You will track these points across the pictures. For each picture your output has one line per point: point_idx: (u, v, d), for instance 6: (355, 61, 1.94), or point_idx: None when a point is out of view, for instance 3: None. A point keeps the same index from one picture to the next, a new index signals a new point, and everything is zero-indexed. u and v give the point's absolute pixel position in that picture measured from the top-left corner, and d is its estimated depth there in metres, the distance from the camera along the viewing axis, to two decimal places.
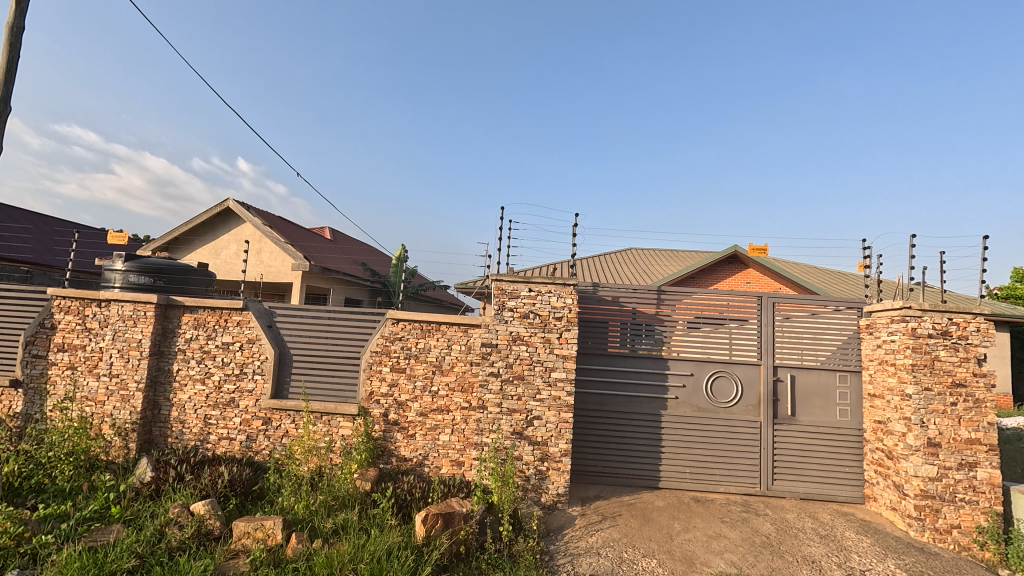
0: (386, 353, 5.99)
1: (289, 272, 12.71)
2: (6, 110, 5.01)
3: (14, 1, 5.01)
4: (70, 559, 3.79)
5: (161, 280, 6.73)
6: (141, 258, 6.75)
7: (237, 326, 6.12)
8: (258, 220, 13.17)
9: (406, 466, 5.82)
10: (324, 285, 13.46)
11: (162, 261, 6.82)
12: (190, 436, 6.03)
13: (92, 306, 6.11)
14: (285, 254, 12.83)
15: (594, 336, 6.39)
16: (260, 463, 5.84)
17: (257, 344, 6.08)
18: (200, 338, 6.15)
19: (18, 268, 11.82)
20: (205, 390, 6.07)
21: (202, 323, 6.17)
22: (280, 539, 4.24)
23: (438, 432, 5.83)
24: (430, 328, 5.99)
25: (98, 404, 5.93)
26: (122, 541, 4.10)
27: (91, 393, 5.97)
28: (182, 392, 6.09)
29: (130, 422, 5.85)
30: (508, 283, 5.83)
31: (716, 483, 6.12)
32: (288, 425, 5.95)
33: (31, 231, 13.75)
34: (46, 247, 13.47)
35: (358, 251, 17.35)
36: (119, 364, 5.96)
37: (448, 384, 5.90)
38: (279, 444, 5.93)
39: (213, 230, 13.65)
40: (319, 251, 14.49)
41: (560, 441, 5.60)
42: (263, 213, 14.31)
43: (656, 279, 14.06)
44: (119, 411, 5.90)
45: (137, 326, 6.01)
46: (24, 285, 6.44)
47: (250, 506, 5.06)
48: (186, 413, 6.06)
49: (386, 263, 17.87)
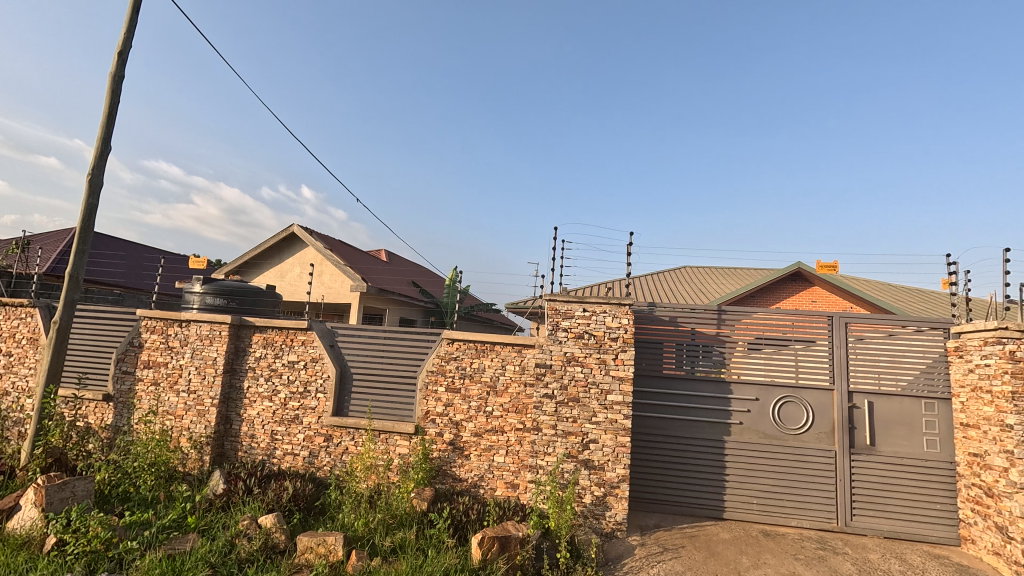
0: (441, 372, 6.07)
1: (347, 293, 13.24)
2: (106, 151, 5.57)
3: (117, 53, 5.62)
4: (151, 566, 4.02)
5: (234, 301, 7.21)
6: (216, 281, 7.26)
7: (302, 345, 6.40)
8: (320, 243, 13.85)
9: (462, 487, 5.82)
10: (380, 305, 13.89)
11: (234, 283, 7.31)
12: (258, 450, 6.31)
13: (174, 326, 6.59)
14: (344, 276, 13.39)
15: (650, 357, 6.22)
16: (322, 480, 6.03)
17: (320, 363, 6.33)
18: (269, 357, 6.47)
19: (111, 290, 13.00)
20: (272, 407, 6.35)
21: (270, 342, 6.50)
22: (340, 555, 4.32)
23: (493, 452, 5.81)
24: (485, 348, 6.02)
25: (177, 418, 6.35)
26: (197, 550, 4.31)
27: (172, 408, 6.40)
28: (251, 408, 6.41)
29: (205, 436, 6.21)
30: (561, 303, 5.79)
31: (787, 516, 5.73)
32: (348, 442, 6.12)
33: (123, 257, 15.14)
34: (135, 271, 14.77)
35: (411, 271, 17.87)
36: (197, 381, 6.37)
37: (502, 405, 5.88)
38: (340, 461, 6.10)
39: (279, 254, 14.47)
40: (376, 272, 15.03)
41: (618, 466, 5.44)
42: (324, 237, 15.03)
43: (712, 298, 13.55)
44: (196, 425, 6.28)
45: (212, 345, 6.43)
46: (117, 307, 7.05)
47: (312, 521, 5.21)
48: (255, 429, 6.36)
49: (438, 283, 18.28)
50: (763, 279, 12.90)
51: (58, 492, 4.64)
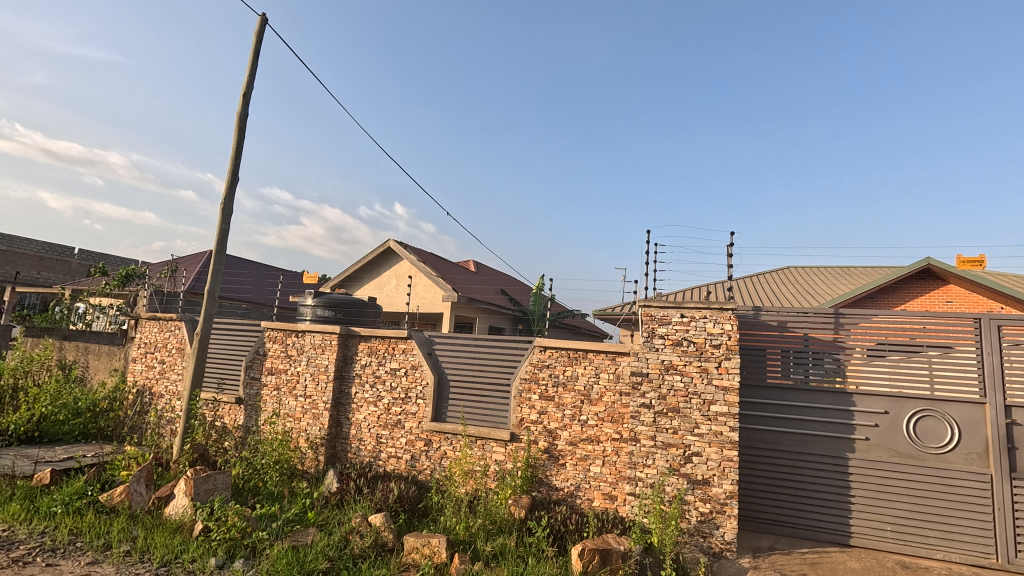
0: (534, 380, 6.10)
1: (439, 303, 13.80)
2: (235, 181, 6.29)
3: (242, 94, 6.35)
4: (280, 556, 4.42)
5: (341, 313, 7.80)
6: (325, 294, 7.90)
7: (402, 353, 6.75)
8: (413, 256, 14.59)
9: (558, 496, 5.78)
10: (471, 314, 14.30)
11: (340, 296, 7.91)
12: (366, 452, 6.73)
13: (291, 336, 7.25)
14: (436, 286, 13.97)
15: (756, 365, 5.79)
16: (423, 482, 6.28)
17: (419, 370, 6.63)
18: (373, 364, 6.89)
19: (238, 305, 14.62)
20: (377, 411, 6.75)
21: (374, 350, 6.92)
22: (444, 558, 4.46)
23: (589, 462, 5.71)
24: (577, 355, 5.95)
25: (296, 420, 6.96)
26: (317, 543, 4.67)
27: (291, 411, 7.03)
28: (358, 412, 6.85)
29: (320, 437, 6.74)
30: (657, 309, 5.58)
31: (931, 547, 5.04)
32: (446, 447, 6.33)
33: (247, 275, 17.00)
34: (257, 287, 16.50)
35: (499, 280, 18.23)
36: (312, 387, 6.95)
37: (597, 414, 5.77)
38: (439, 465, 6.32)
39: (377, 267, 15.43)
40: (466, 282, 15.51)
41: (724, 482, 5.11)
42: (417, 249, 15.81)
43: (823, 300, 12.38)
44: (312, 427, 6.83)
45: (324, 353, 6.98)
46: (245, 319, 7.90)
47: (417, 522, 5.44)
48: (362, 432, 6.79)
49: (524, 291, 18.47)
50: (884, 277, 11.56)
51: (203, 484, 5.28)
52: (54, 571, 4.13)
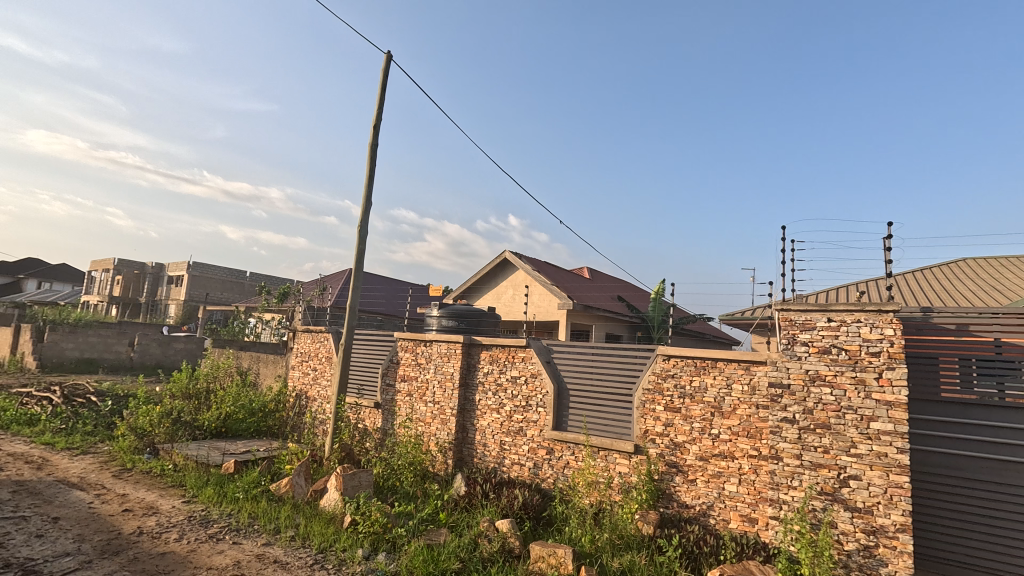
0: (658, 390, 5.83)
1: (556, 311, 13.86)
2: None
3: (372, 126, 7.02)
4: (417, 552, 4.72)
5: (463, 322, 8.19)
6: (449, 306, 8.36)
7: (522, 361, 6.88)
8: (529, 266, 14.87)
9: (689, 514, 5.43)
10: (587, 321, 14.16)
11: (463, 306, 8.32)
12: (490, 458, 6.94)
13: (420, 345, 7.78)
14: (552, 294, 14.07)
15: (928, 377, 4.92)
16: (547, 491, 6.32)
17: (539, 378, 6.70)
18: (495, 373, 7.10)
19: (374, 317, 16.09)
20: (500, 418, 6.94)
21: (495, 359, 7.14)
22: (571, 570, 4.42)
23: (722, 480, 5.29)
24: (705, 364, 5.57)
25: (427, 425, 7.42)
26: (450, 544, 4.92)
27: (422, 415, 7.51)
28: (482, 419, 7.10)
29: (448, 442, 7.11)
30: (797, 313, 5.02)
31: None
32: (568, 456, 6.29)
33: (380, 289, 18.65)
34: (389, 301, 18.03)
35: (614, 286, 17.84)
36: (440, 393, 7.37)
37: (731, 429, 5.31)
38: (562, 474, 6.30)
39: (494, 278, 15.98)
40: (581, 289, 15.41)
41: (893, 513, 4.39)
42: (532, 259, 16.09)
43: (1017, 297, 10.20)
44: (441, 432, 7.24)
45: (450, 362, 7.37)
46: (380, 331, 8.65)
47: (542, 531, 5.48)
48: (486, 438, 7.02)
49: (642, 297, 17.84)
50: None
51: (350, 481, 5.85)
52: (238, 548, 4.85)
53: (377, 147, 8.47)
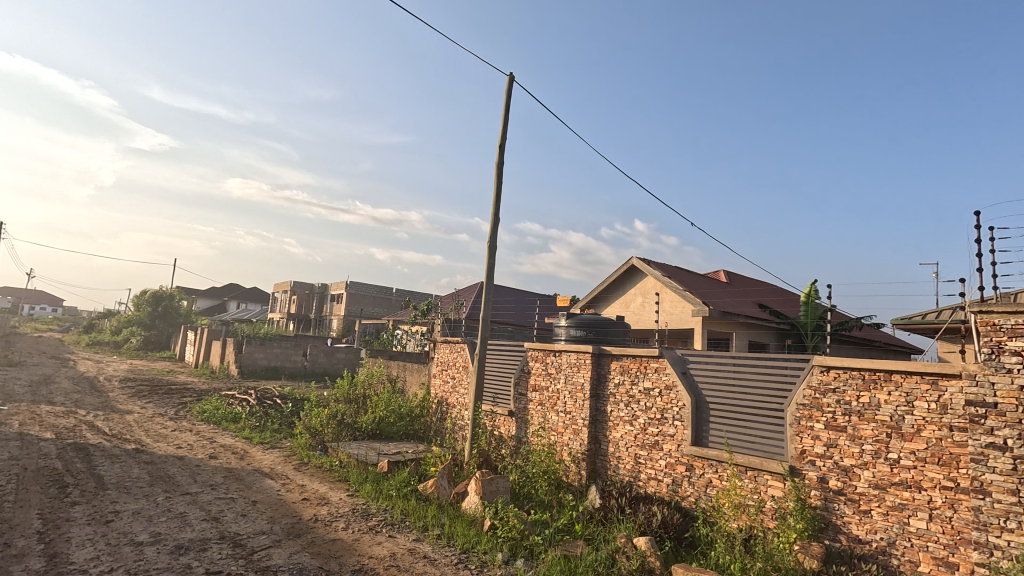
0: (816, 407, 5.17)
1: (689, 319, 13.10)
2: None
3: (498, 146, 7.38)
4: (554, 562, 4.78)
5: (591, 332, 8.16)
6: (577, 316, 8.41)
7: (655, 372, 6.59)
8: (658, 272, 14.29)
9: (863, 551, 4.71)
10: (726, 329, 13.13)
11: (590, 316, 8.30)
12: (625, 471, 6.73)
13: (550, 355, 7.89)
14: (684, 301, 13.33)
15: None
16: (689, 511, 5.94)
17: (674, 391, 6.35)
18: (626, 384, 6.90)
19: (505, 328, 16.71)
20: (633, 431, 6.71)
21: (626, 369, 6.93)
22: None
23: (906, 514, 4.52)
24: (876, 377, 4.81)
25: (559, 434, 7.47)
26: (586, 556, 4.89)
27: (554, 425, 7.58)
28: (615, 431, 6.91)
29: (581, 452, 7.07)
30: (1001, 315, 4.11)
31: None
32: (711, 474, 5.85)
33: (510, 301, 19.34)
34: (518, 312, 18.60)
35: (756, 291, 16.32)
36: (571, 403, 7.38)
37: (914, 454, 4.53)
38: (705, 494, 5.87)
39: (622, 286, 15.63)
40: (717, 295, 14.37)
41: None
42: (661, 265, 15.44)
43: None
44: (573, 442, 7.23)
45: (580, 372, 7.36)
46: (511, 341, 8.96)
47: (685, 553, 5.21)
48: (620, 450, 6.82)
49: (791, 301, 16.05)
50: None
51: (488, 485, 6.13)
52: (393, 541, 5.34)
53: (502, 166, 8.86)
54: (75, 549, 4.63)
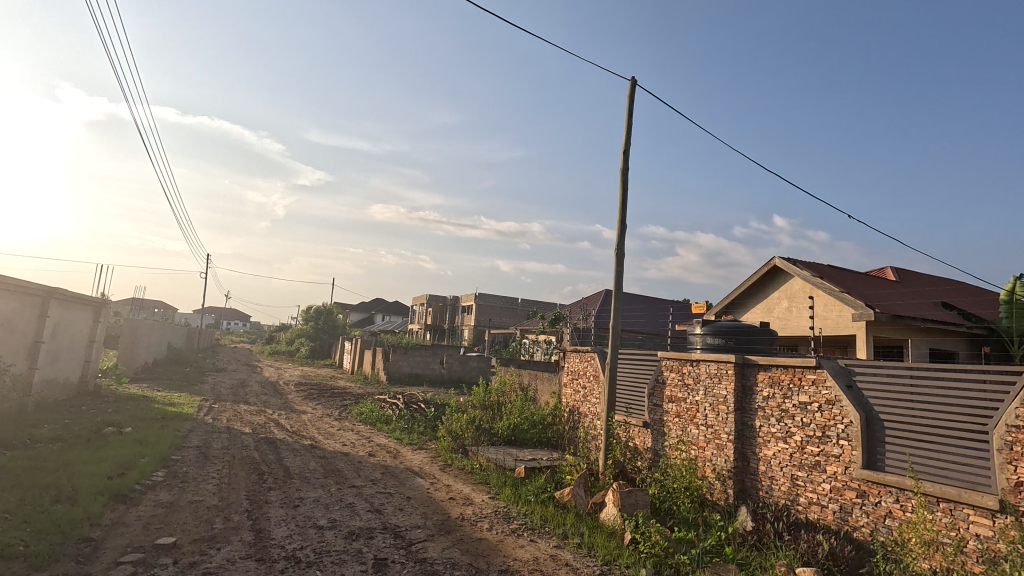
0: None
1: (849, 324, 11.56)
2: None
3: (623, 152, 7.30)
4: None
5: (731, 340, 7.62)
6: (714, 323, 7.91)
7: (813, 385, 5.87)
8: (807, 272, 12.87)
9: None
10: (898, 335, 11.35)
11: (730, 323, 7.76)
12: (780, 493, 6.12)
13: (686, 365, 7.53)
14: (842, 304, 11.81)
15: None
16: (864, 544, 5.19)
17: (838, 406, 5.59)
18: (777, 397, 6.27)
19: (634, 336, 16.27)
20: (788, 449, 6.07)
21: (777, 381, 6.30)
22: None
23: None
24: None
25: (701, 449, 7.07)
26: None
27: (694, 439, 7.20)
28: (766, 448, 6.32)
29: (727, 469, 6.61)
30: None
31: None
32: (890, 503, 5.07)
33: (638, 308, 18.80)
34: (647, 319, 18.00)
35: (937, 289, 13.87)
36: (713, 417, 6.95)
37: None
38: (883, 526, 5.11)
39: (764, 289, 14.34)
40: (884, 296, 12.50)
41: None
42: (810, 264, 13.88)
43: None
44: (717, 458, 6.79)
45: (722, 384, 6.90)
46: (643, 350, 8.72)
47: None
48: (773, 470, 6.22)
49: (986, 301, 13.36)
50: None
51: (627, 498, 6.02)
52: (535, 545, 5.48)
53: (628, 171, 8.74)
54: (274, 527, 5.50)
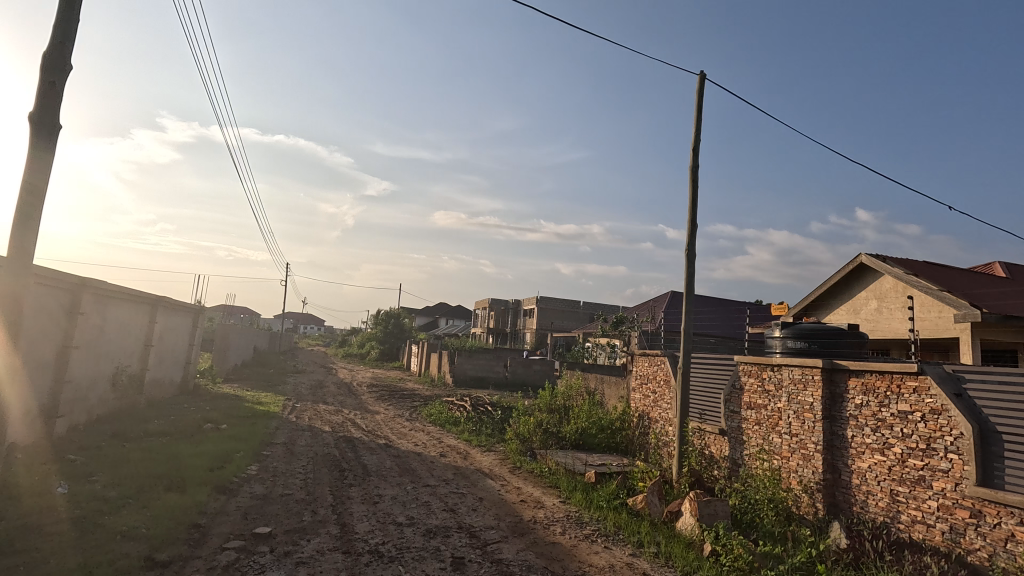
0: None
1: (951, 325, 10.51)
2: None
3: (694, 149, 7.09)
4: None
5: (815, 344, 7.14)
6: (796, 326, 7.45)
7: (914, 393, 5.38)
8: (899, 270, 11.84)
9: None
10: (1011, 338, 10.18)
11: (813, 326, 7.27)
12: (877, 509, 5.65)
13: (767, 370, 7.16)
14: (942, 304, 10.76)
15: None
16: (980, 570, 4.66)
17: (945, 416, 5.08)
18: (872, 405, 5.80)
19: (705, 340, 15.64)
20: (886, 462, 5.60)
21: (871, 389, 5.83)
22: None
23: None
24: None
25: (785, 459, 6.68)
26: None
27: (777, 448, 6.82)
28: (860, 460, 5.87)
29: (815, 482, 6.20)
30: None
31: None
32: (1012, 525, 4.50)
33: (708, 310, 18.08)
34: (719, 322, 17.26)
35: None
36: (798, 425, 6.55)
37: None
38: (1004, 551, 4.54)
39: (849, 289, 13.34)
40: (993, 294, 11.25)
41: None
42: (903, 260, 12.75)
43: None
44: (804, 470, 6.39)
45: (807, 390, 6.49)
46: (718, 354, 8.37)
47: None
48: (869, 484, 5.75)
49: None
50: None
51: (706, 508, 5.78)
52: (610, 552, 5.40)
53: (698, 168, 8.46)
54: (357, 522, 5.78)
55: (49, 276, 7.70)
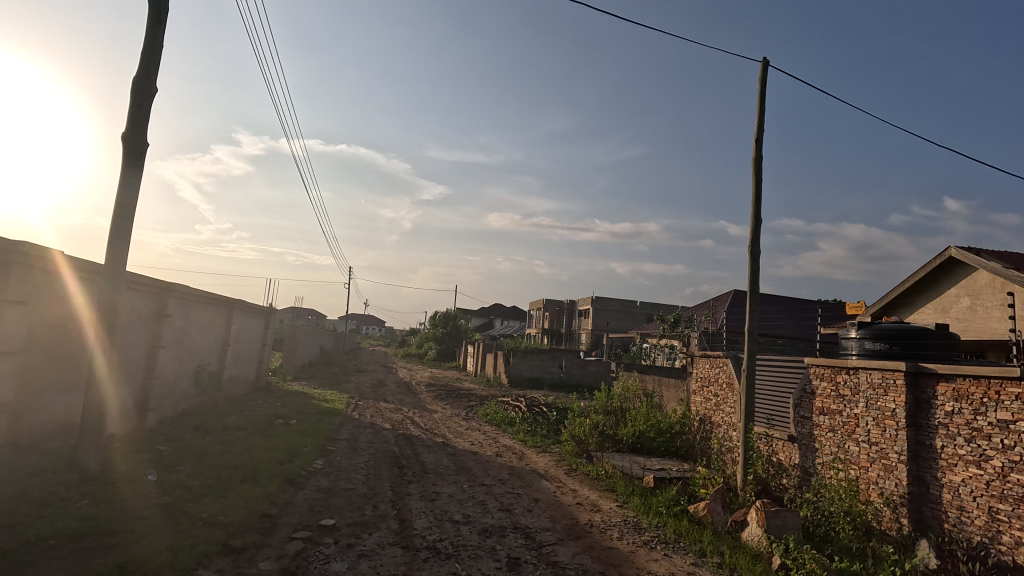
0: None
1: None
2: None
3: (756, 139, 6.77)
4: None
5: (897, 346, 6.59)
6: (874, 326, 6.91)
7: (1016, 401, 4.83)
8: (996, 263, 10.72)
9: None
10: None
11: (895, 326, 6.72)
12: (974, 528, 5.10)
13: (842, 373, 6.69)
14: None
15: None
16: None
17: None
18: (966, 414, 5.25)
19: (772, 341, 14.84)
20: (983, 476, 5.05)
21: (964, 395, 5.29)
22: None
23: None
24: None
25: (863, 469, 6.20)
26: None
27: (855, 457, 6.34)
28: (952, 473, 5.34)
29: (898, 495, 5.70)
30: None
31: None
32: None
33: (775, 309, 17.14)
34: (787, 322, 16.32)
35: None
36: (877, 433, 6.05)
37: None
38: None
39: (936, 285, 12.22)
40: None
41: None
42: (1000, 253, 11.53)
43: None
44: (885, 481, 5.89)
45: (889, 396, 5.98)
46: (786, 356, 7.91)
47: None
48: (963, 499, 5.21)
49: None
50: None
51: (774, 518, 5.45)
52: (670, 560, 5.21)
53: (762, 160, 8.05)
54: (415, 518, 5.93)
55: (141, 282, 8.45)
